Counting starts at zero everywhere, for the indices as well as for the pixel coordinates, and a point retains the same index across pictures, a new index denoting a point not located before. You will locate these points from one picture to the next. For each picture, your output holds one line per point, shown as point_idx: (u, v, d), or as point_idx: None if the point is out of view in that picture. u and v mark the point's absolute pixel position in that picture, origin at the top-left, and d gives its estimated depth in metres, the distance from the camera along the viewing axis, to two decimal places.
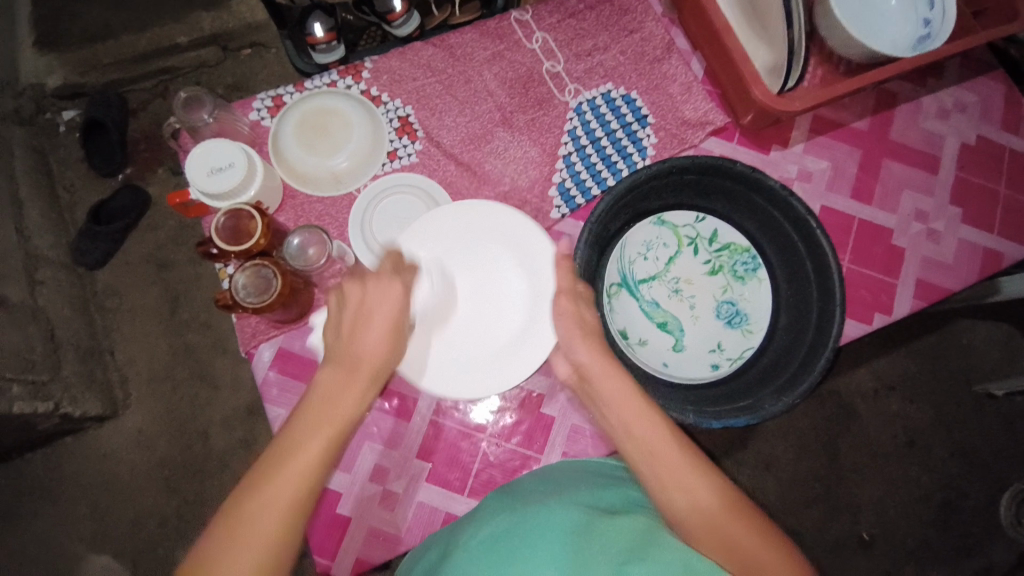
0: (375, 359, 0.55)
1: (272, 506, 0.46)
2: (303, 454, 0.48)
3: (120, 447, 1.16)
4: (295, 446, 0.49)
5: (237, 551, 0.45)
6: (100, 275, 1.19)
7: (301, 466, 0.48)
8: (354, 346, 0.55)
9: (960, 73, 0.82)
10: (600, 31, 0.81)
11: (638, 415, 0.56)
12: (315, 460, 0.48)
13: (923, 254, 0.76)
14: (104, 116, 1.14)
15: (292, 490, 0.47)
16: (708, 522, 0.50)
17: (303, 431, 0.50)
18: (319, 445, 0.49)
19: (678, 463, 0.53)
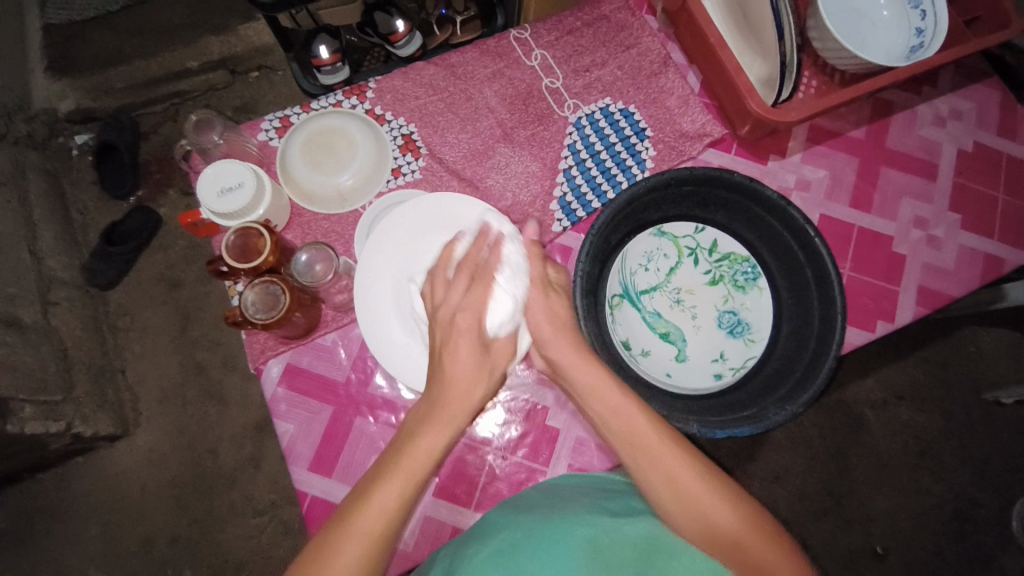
0: (461, 386, 0.54)
1: (382, 502, 0.48)
2: (423, 444, 0.51)
3: (130, 466, 1.17)
4: (415, 437, 0.52)
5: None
6: (112, 295, 1.21)
7: (417, 453, 0.51)
8: (455, 338, 0.56)
9: (955, 81, 0.83)
10: (598, 48, 0.83)
11: (648, 428, 0.55)
12: (434, 448, 0.51)
13: (924, 260, 0.77)
14: (116, 139, 1.17)
15: (409, 483, 0.49)
16: (721, 538, 0.50)
17: (424, 424, 0.52)
18: (433, 433, 0.52)
19: (692, 478, 0.52)
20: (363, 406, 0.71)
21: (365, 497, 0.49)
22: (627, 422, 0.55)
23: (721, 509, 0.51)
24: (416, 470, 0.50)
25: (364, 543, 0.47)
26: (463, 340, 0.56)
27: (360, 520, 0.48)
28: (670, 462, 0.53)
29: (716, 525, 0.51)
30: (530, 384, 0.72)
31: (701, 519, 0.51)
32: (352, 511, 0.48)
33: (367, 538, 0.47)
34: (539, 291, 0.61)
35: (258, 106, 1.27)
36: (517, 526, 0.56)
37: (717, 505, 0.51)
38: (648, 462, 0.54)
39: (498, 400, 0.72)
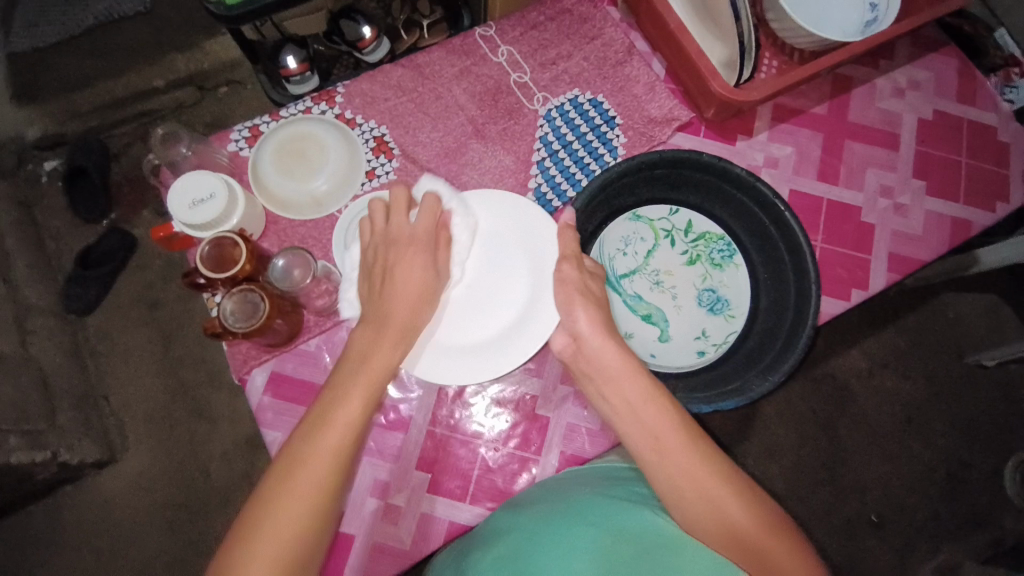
0: (423, 283, 0.59)
1: (375, 372, 0.53)
2: (374, 360, 0.53)
3: (122, 492, 1.15)
4: (372, 352, 0.54)
5: (322, 440, 0.48)
6: (91, 320, 1.20)
7: (374, 368, 0.53)
8: (412, 258, 0.59)
9: (912, 52, 0.85)
10: (563, 40, 0.84)
11: (639, 397, 0.55)
12: (389, 362, 0.54)
13: (892, 228, 0.79)
14: (86, 162, 1.16)
15: (378, 376, 0.53)
16: (710, 508, 0.49)
17: (379, 340, 0.54)
18: (388, 348, 0.54)
19: (685, 445, 0.51)
20: None
21: (328, 416, 0.49)
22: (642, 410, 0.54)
23: (712, 476, 0.50)
24: (372, 382, 0.52)
25: (363, 396, 0.51)
26: (420, 262, 0.59)
27: (321, 442, 0.48)
28: (659, 426, 0.52)
29: (705, 493, 0.49)
30: (518, 376, 0.72)
31: (689, 485, 0.50)
32: (313, 439, 0.48)
33: (361, 396, 0.51)
34: (572, 266, 0.63)
35: (228, 121, 1.26)
36: (518, 528, 0.57)
37: (708, 474, 0.50)
38: (643, 430, 0.53)
39: (487, 394, 0.72)
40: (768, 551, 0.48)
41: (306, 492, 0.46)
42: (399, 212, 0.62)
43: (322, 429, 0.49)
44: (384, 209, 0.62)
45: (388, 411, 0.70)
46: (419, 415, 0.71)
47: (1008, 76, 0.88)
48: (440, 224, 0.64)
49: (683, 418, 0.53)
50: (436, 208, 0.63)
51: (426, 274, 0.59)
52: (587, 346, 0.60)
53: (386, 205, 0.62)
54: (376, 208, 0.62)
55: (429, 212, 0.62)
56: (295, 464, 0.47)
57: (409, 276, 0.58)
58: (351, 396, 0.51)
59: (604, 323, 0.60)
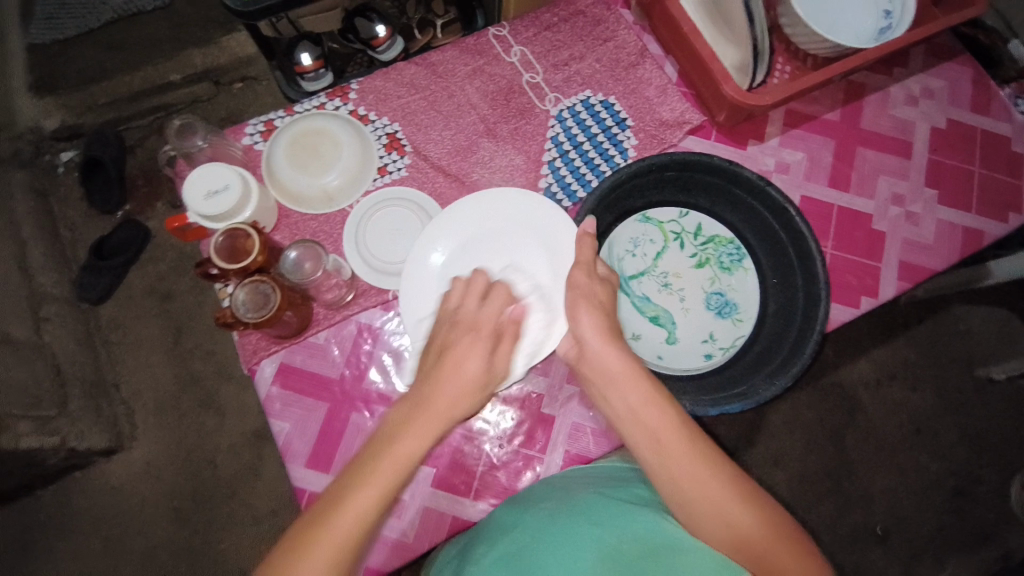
0: (478, 379, 0.54)
1: (400, 457, 0.48)
2: (399, 447, 0.48)
3: (129, 480, 1.16)
4: (400, 436, 0.49)
5: (328, 533, 0.44)
6: (103, 309, 1.21)
7: (439, 408, 0.51)
8: (473, 352, 0.55)
9: (926, 60, 0.85)
10: (576, 42, 0.84)
11: (642, 400, 0.54)
12: (417, 450, 0.49)
13: (903, 236, 0.78)
14: (102, 153, 1.17)
15: (402, 466, 0.48)
16: (716, 511, 0.49)
17: (410, 425, 0.50)
18: (418, 436, 0.49)
19: (688, 449, 0.51)
20: (358, 401, 0.71)
21: (394, 440, 0.49)
22: (645, 413, 0.53)
23: (717, 479, 0.50)
24: (396, 470, 0.47)
25: (381, 485, 0.46)
26: (481, 357, 0.55)
27: (387, 463, 0.48)
28: (663, 430, 0.52)
29: (710, 497, 0.49)
30: (523, 374, 0.72)
31: (693, 488, 0.50)
32: (376, 458, 0.48)
33: (380, 486, 0.46)
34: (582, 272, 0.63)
35: (241, 116, 1.28)
36: (519, 527, 0.57)
37: (712, 478, 0.50)
38: (646, 433, 0.53)
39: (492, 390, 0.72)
40: (774, 553, 0.48)
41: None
42: (473, 300, 0.59)
43: (387, 451, 0.48)
44: (461, 293, 0.60)
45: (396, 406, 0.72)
46: None
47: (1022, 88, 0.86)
48: (508, 318, 0.60)
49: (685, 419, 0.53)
50: (504, 296, 0.60)
51: (478, 368, 0.55)
52: (589, 350, 0.59)
53: (463, 285, 0.61)
54: (455, 286, 0.61)
55: (505, 297, 0.60)
56: (298, 550, 0.44)
57: (460, 365, 0.54)
58: (370, 486, 0.46)
59: (611, 322, 0.61)
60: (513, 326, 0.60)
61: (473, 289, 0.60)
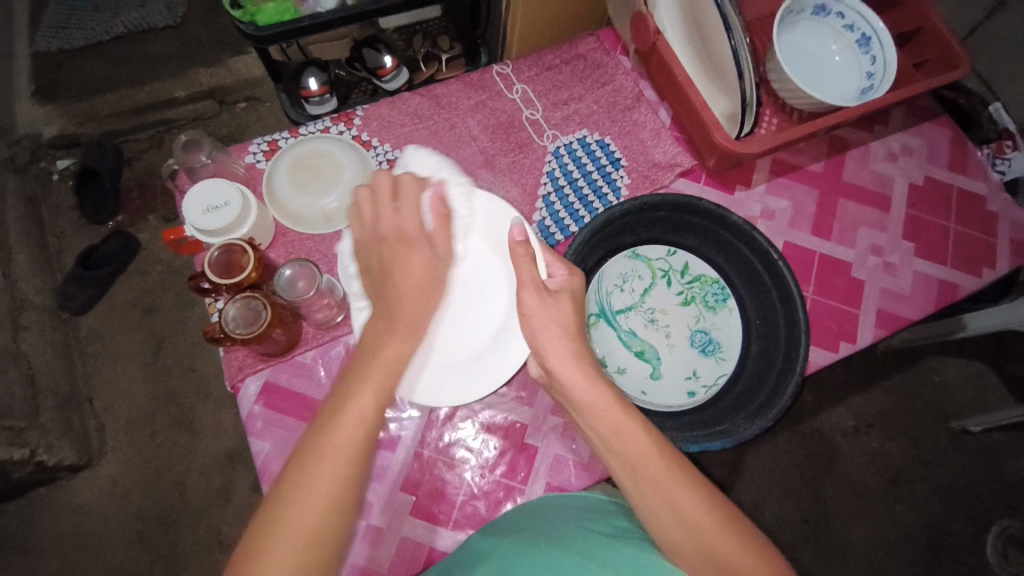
0: (428, 269, 0.56)
1: (390, 362, 0.51)
2: (386, 356, 0.51)
3: (93, 499, 1.12)
4: (381, 347, 0.52)
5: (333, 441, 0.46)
6: (84, 320, 1.19)
7: (385, 364, 0.50)
8: (405, 251, 0.56)
9: (905, 120, 0.90)
10: (575, 83, 0.88)
11: (617, 427, 0.53)
12: (402, 355, 0.52)
13: (881, 285, 0.81)
14: (99, 164, 1.19)
15: (387, 373, 0.50)
16: (702, 547, 0.48)
17: (388, 336, 0.52)
18: (398, 343, 0.52)
19: (668, 476, 0.51)
20: None
21: (341, 409, 0.48)
22: (624, 442, 0.52)
23: (699, 510, 0.50)
24: (386, 375, 0.50)
25: (376, 388, 0.49)
26: (417, 253, 0.57)
27: (339, 432, 0.46)
28: (642, 461, 0.51)
29: (694, 531, 0.49)
30: (509, 403, 0.73)
31: (676, 522, 0.49)
32: (327, 432, 0.47)
33: (376, 387, 0.49)
34: (531, 293, 0.59)
35: (245, 133, 1.30)
36: (495, 554, 0.57)
37: (695, 510, 0.50)
38: (626, 463, 0.52)
39: (476, 418, 0.72)
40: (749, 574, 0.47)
41: (321, 491, 0.45)
42: (387, 206, 0.58)
43: (337, 419, 0.47)
44: (371, 202, 0.59)
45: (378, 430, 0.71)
46: (408, 436, 0.71)
47: (1000, 148, 0.92)
48: (431, 199, 0.60)
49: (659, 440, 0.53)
50: (415, 189, 0.60)
51: (428, 268, 0.57)
52: (557, 376, 0.57)
53: (370, 194, 0.59)
54: (362, 198, 0.59)
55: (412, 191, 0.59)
56: (308, 464, 0.46)
57: (409, 272, 0.55)
58: (364, 391, 0.49)
59: None
60: (439, 204, 0.60)
61: (380, 192, 0.59)
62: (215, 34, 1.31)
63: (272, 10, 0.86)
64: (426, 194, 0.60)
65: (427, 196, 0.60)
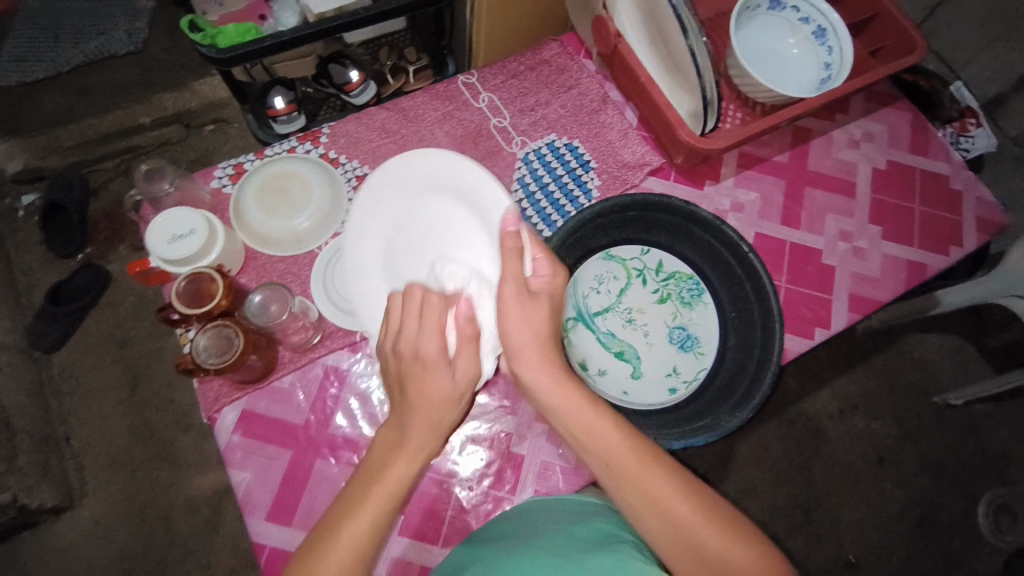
0: (451, 385, 0.51)
1: (395, 478, 0.49)
2: (391, 475, 0.49)
3: (76, 541, 1.09)
4: (386, 465, 0.49)
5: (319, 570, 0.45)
6: (57, 357, 1.16)
7: (387, 486, 0.48)
8: (422, 363, 0.51)
9: (866, 107, 0.91)
10: (541, 89, 0.88)
11: (591, 423, 0.52)
12: (407, 475, 0.49)
13: (852, 270, 0.82)
14: (64, 198, 1.16)
15: (388, 494, 0.48)
16: (683, 537, 0.49)
17: (395, 453, 0.49)
18: (404, 464, 0.49)
19: (644, 470, 0.50)
20: (324, 447, 0.70)
21: (338, 529, 0.47)
22: (602, 439, 0.51)
23: (683, 503, 0.49)
24: (388, 498, 0.48)
25: (374, 511, 0.48)
26: (437, 366, 0.51)
27: (357, 521, 0.47)
28: (622, 459, 0.51)
29: (678, 524, 0.49)
30: (493, 412, 0.73)
31: (663, 516, 0.49)
32: (317, 558, 0.46)
33: (374, 511, 0.47)
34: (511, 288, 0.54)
35: (212, 156, 1.26)
36: (482, 560, 0.57)
37: (679, 503, 0.50)
38: (603, 461, 0.51)
39: (461, 431, 0.72)
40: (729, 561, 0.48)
41: None
42: (409, 323, 0.52)
43: (359, 504, 0.48)
44: (399, 314, 0.53)
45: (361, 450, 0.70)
46: None
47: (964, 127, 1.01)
48: (458, 317, 0.53)
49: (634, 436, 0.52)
50: (441, 305, 0.53)
51: (444, 388, 0.50)
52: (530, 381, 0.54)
53: (402, 299, 0.54)
54: (392, 306, 0.54)
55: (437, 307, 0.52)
56: None
57: (421, 388, 0.50)
58: (361, 516, 0.47)
59: None
60: (467, 324, 0.53)
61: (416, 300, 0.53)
62: (177, 58, 1.29)
63: (233, 31, 0.86)
64: (453, 308, 0.54)
65: (455, 311, 0.54)
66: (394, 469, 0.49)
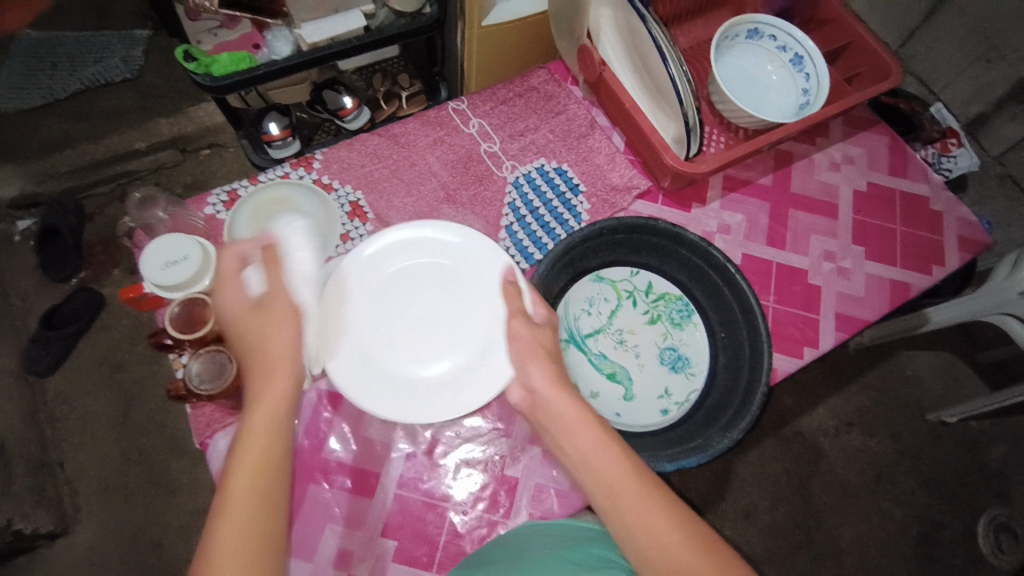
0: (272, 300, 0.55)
1: (270, 411, 0.49)
2: (263, 410, 0.49)
3: (66, 570, 1.06)
4: (258, 405, 0.50)
5: (232, 513, 0.44)
6: (51, 382, 1.16)
7: (265, 419, 0.49)
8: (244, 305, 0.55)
9: (845, 131, 0.94)
10: (529, 115, 0.90)
11: (592, 451, 0.53)
12: (282, 403, 0.50)
13: (838, 289, 0.84)
14: (59, 223, 1.17)
15: (269, 427, 0.48)
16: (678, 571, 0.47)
17: (262, 394, 0.50)
18: (277, 392, 0.50)
19: (643, 499, 0.50)
20: (317, 472, 0.69)
21: (229, 473, 0.46)
22: (603, 466, 0.52)
23: (680, 545, 0.48)
24: (270, 431, 0.48)
25: (261, 441, 0.47)
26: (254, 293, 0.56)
27: (246, 456, 0.46)
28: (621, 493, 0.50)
29: (674, 561, 0.48)
30: (487, 434, 0.73)
31: (660, 558, 0.48)
32: (223, 502, 0.44)
33: (261, 441, 0.47)
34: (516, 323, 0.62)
35: (208, 181, 1.30)
36: None
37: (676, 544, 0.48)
38: (603, 491, 0.51)
39: (455, 454, 0.72)
40: None
41: (233, 554, 0.43)
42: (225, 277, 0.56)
43: (241, 446, 0.47)
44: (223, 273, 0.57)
45: (355, 475, 0.70)
46: (386, 477, 0.70)
47: (945, 147, 1.03)
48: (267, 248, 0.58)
49: (634, 463, 0.52)
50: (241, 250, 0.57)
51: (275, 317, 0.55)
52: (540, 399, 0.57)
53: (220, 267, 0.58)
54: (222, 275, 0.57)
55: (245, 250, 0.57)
56: (217, 535, 0.43)
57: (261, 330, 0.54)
58: (251, 451, 0.47)
59: None
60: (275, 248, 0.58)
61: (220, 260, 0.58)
62: (173, 85, 1.31)
63: (228, 59, 0.88)
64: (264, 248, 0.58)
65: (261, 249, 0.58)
66: (259, 425, 0.48)
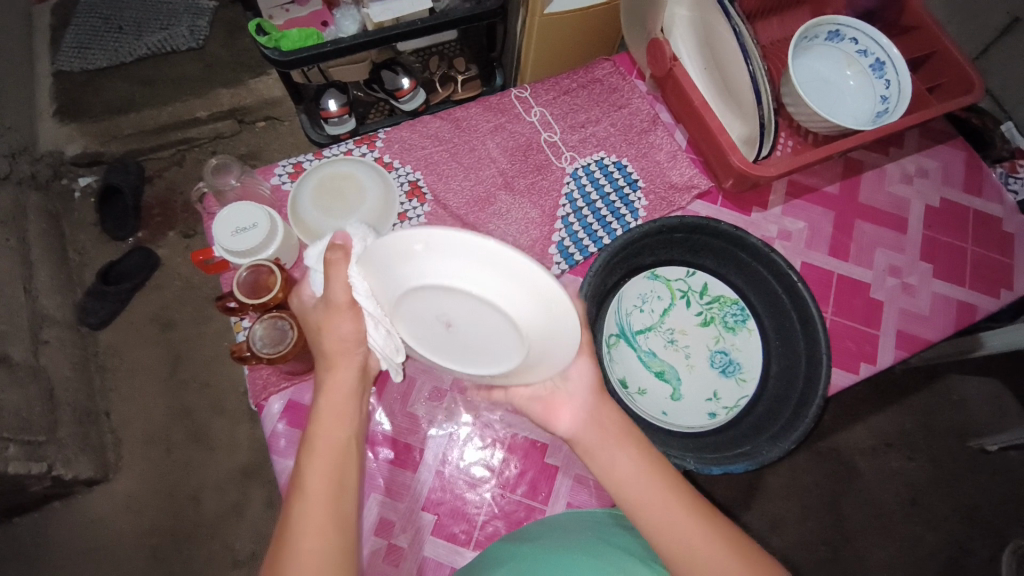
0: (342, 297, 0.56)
1: (341, 385, 0.57)
2: (334, 385, 0.57)
3: (107, 515, 1.11)
4: (328, 381, 0.57)
5: (314, 466, 0.52)
6: (102, 335, 1.21)
7: (334, 392, 0.56)
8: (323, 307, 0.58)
9: (920, 143, 0.91)
10: (592, 107, 0.90)
11: (636, 469, 0.54)
12: (349, 380, 0.57)
13: (900, 306, 0.81)
14: (121, 182, 1.23)
15: (339, 397, 0.56)
16: None
17: (331, 371, 0.57)
18: (343, 372, 0.57)
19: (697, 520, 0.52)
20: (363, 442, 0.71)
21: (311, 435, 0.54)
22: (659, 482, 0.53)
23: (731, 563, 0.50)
24: (339, 401, 0.56)
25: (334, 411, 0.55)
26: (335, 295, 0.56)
27: (321, 421, 0.54)
28: (674, 512, 0.52)
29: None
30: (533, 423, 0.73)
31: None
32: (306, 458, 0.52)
33: (333, 411, 0.55)
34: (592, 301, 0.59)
35: (264, 154, 1.34)
36: (522, 556, 0.58)
37: (716, 553, 0.50)
38: (659, 501, 0.52)
39: (498, 438, 0.72)
40: None
41: (319, 495, 0.51)
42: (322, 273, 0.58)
43: (317, 416, 0.55)
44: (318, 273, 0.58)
45: (400, 449, 0.71)
46: (429, 454, 0.72)
47: (1014, 167, 0.95)
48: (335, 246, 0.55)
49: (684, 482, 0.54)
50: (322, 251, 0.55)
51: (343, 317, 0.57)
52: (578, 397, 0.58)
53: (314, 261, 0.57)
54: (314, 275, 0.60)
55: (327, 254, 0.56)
56: (303, 483, 0.51)
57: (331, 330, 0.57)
58: (326, 416, 0.55)
59: None
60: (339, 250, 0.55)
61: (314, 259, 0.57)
62: (236, 56, 1.34)
63: (297, 36, 0.90)
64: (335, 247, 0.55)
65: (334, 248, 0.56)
66: (332, 408, 0.55)
